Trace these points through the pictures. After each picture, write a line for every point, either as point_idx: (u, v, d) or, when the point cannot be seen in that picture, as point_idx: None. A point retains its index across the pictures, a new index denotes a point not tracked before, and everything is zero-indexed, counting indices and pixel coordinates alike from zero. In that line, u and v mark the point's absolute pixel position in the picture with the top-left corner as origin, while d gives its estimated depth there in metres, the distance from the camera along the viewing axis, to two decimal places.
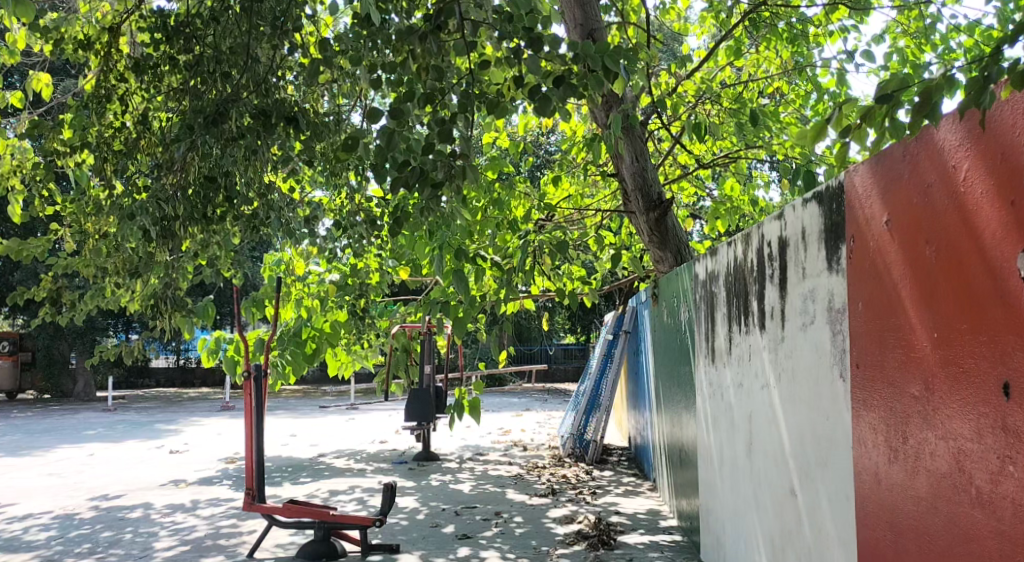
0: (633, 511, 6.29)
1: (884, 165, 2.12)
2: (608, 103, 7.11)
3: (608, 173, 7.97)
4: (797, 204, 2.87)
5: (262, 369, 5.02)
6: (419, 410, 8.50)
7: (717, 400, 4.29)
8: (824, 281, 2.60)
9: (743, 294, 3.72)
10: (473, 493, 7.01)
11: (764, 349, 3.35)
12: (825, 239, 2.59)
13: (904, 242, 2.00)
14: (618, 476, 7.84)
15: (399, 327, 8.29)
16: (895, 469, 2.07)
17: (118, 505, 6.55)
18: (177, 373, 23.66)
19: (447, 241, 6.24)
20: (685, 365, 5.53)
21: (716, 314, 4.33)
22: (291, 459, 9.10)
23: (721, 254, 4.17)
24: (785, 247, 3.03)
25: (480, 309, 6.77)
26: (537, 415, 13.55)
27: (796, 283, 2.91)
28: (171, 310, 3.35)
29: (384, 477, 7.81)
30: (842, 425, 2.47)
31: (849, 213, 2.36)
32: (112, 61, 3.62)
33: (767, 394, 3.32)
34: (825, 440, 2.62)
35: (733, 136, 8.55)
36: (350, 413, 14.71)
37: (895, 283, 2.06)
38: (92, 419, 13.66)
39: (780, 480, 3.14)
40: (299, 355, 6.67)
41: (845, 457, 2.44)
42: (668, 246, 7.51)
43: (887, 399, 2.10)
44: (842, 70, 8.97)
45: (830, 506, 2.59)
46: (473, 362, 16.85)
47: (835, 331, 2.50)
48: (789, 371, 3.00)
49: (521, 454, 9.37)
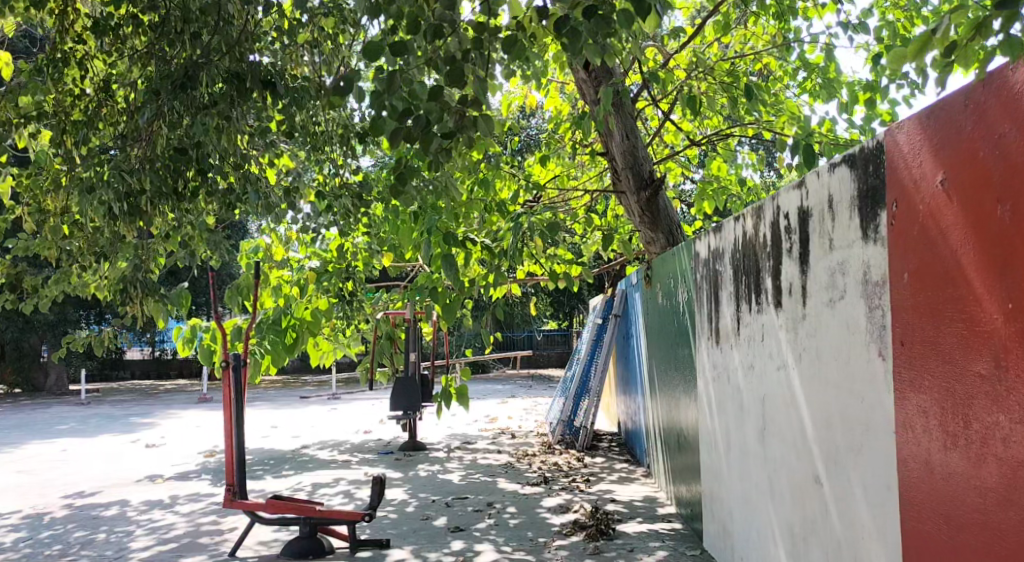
0: (629, 498, 6.09)
1: (940, 120, 1.92)
2: (595, 74, 6.89)
3: (597, 152, 7.74)
4: (822, 169, 2.66)
5: (241, 357, 4.74)
6: (405, 399, 8.31)
7: (722, 383, 4.09)
8: (857, 252, 2.39)
9: (753, 271, 3.51)
10: (463, 483, 6.78)
11: (781, 328, 3.15)
12: (859, 204, 2.38)
13: (968, 204, 1.82)
14: (610, 462, 7.65)
15: (383, 313, 8.03)
16: (954, 456, 1.89)
17: (91, 503, 6.25)
18: (153, 365, 23.25)
19: (436, 223, 6.01)
20: (683, 347, 5.32)
21: (720, 294, 4.13)
22: (272, 451, 8.83)
23: (726, 229, 3.96)
24: (807, 218, 2.81)
25: (467, 295, 6.53)
26: (522, 402, 13.36)
27: (820, 256, 2.70)
28: (142, 294, 3.11)
29: (369, 468, 7.57)
30: (880, 409, 2.26)
31: (890, 174, 2.16)
32: (68, 21, 3.38)
33: (784, 375, 3.11)
34: (859, 424, 2.41)
35: (721, 113, 8.37)
36: (332, 403, 14.45)
37: (953, 251, 1.88)
38: (65, 414, 13.26)
39: (800, 467, 2.95)
40: (279, 344, 6.37)
41: (883, 443, 2.25)
42: (660, 226, 7.28)
43: (942, 379, 1.92)
44: (831, 45, 8.79)
45: (865, 497, 2.39)
46: (455, 349, 16.62)
47: (872, 306, 2.29)
48: (811, 351, 2.80)
49: (509, 442, 9.16)
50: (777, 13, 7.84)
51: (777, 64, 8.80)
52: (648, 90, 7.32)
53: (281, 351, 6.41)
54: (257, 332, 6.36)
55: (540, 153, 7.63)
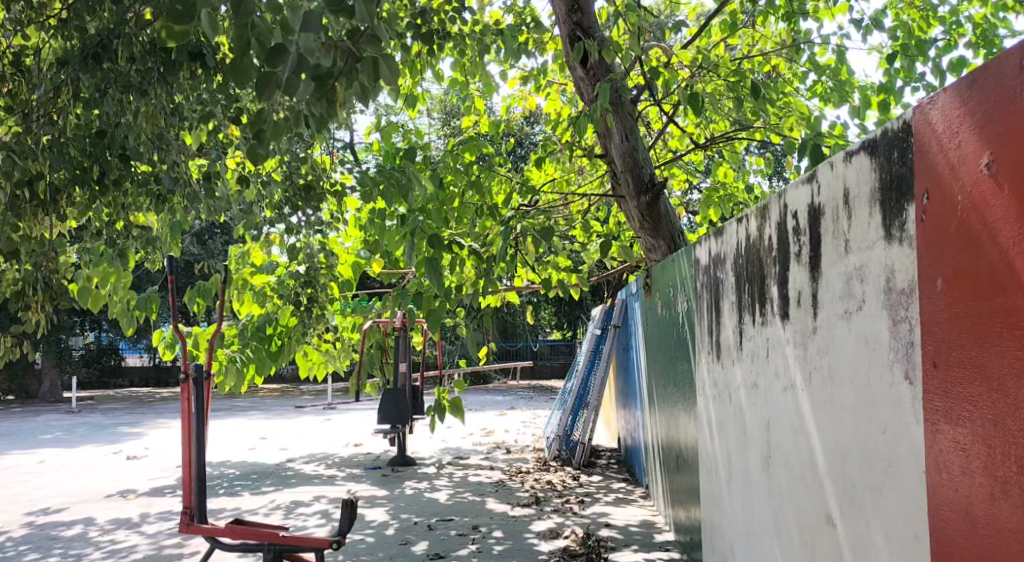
0: (625, 522, 5.71)
1: (987, 89, 1.56)
2: (592, 71, 6.54)
3: (596, 155, 7.39)
4: (836, 159, 2.29)
5: (203, 369, 4.39)
6: (394, 412, 8.05)
7: (724, 403, 3.71)
8: (878, 254, 2.02)
9: (758, 278, 3.14)
10: (449, 503, 6.41)
11: (787, 342, 2.77)
12: (880, 198, 2.00)
13: (1019, 192, 1.46)
14: (607, 481, 7.26)
15: (372, 322, 7.67)
16: (1003, 507, 1.52)
17: (54, 522, 5.91)
18: (151, 373, 23.05)
19: (420, 225, 5.70)
20: (682, 361, 4.94)
21: (722, 304, 3.75)
22: (256, 464, 8.47)
23: (729, 233, 3.59)
24: (819, 218, 2.44)
25: (456, 303, 6.15)
26: (522, 414, 12.99)
27: (834, 260, 2.32)
28: (40, 295, 3.20)
29: (354, 485, 7.21)
30: (906, 442, 1.88)
31: (920, 158, 1.79)
32: None
33: (790, 397, 2.74)
34: (881, 459, 2.03)
35: (727, 116, 8.02)
36: (327, 414, 14.11)
37: (1000, 251, 1.51)
38: (52, 423, 12.97)
39: (810, 504, 2.56)
40: (263, 352, 6.28)
41: (910, 486, 1.87)
42: (661, 232, 6.90)
43: (990, 410, 1.55)
44: (843, 47, 8.45)
45: (888, 547, 2.00)
46: (455, 359, 16.28)
47: (896, 319, 1.92)
48: (823, 371, 2.43)
49: (504, 457, 8.78)
50: (786, 13, 7.49)
51: (785, 66, 8.45)
52: (649, 91, 6.97)
53: (266, 360, 6.33)
54: (239, 340, 6.27)
55: (537, 155, 7.29)
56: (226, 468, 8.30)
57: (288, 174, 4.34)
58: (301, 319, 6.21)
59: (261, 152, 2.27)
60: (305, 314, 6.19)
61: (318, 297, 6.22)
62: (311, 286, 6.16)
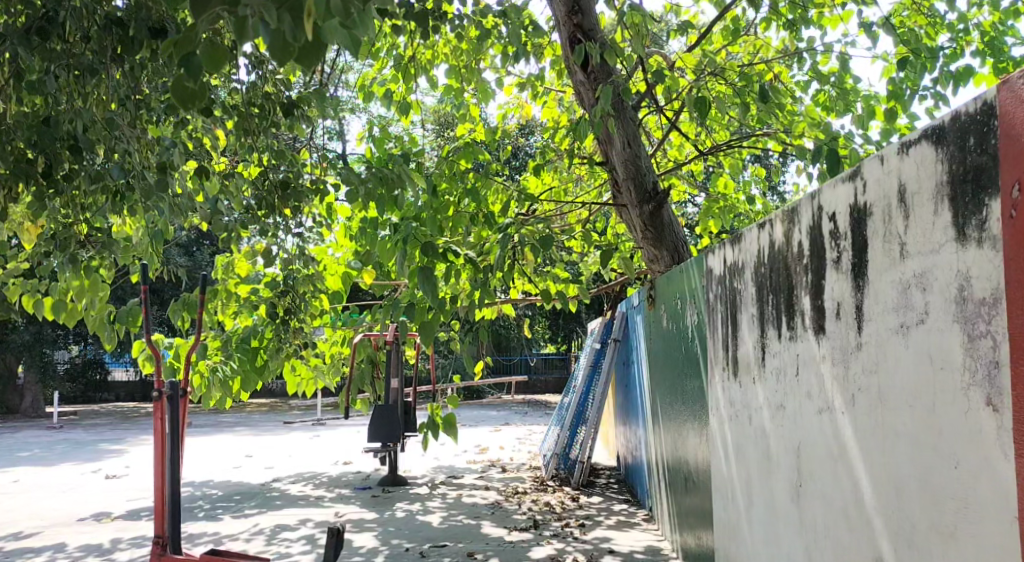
0: (629, 548, 5.40)
1: None
2: (593, 75, 6.24)
3: (597, 162, 7.11)
4: (888, 152, 2.01)
5: (177, 386, 4.08)
6: (385, 429, 7.72)
7: (742, 425, 3.43)
8: (947, 259, 1.74)
9: (784, 288, 2.86)
10: (443, 527, 6.10)
11: (823, 360, 2.49)
12: (950, 193, 1.73)
13: None
14: (608, 503, 6.95)
15: (363, 336, 7.37)
16: None
17: (24, 547, 5.60)
18: (138, 388, 22.72)
19: (413, 232, 5.40)
20: (692, 378, 4.64)
21: (739, 317, 3.47)
22: (241, 484, 8.16)
23: (748, 239, 3.31)
24: (864, 218, 2.16)
25: (452, 316, 5.84)
26: (516, 430, 12.68)
27: (885, 267, 2.04)
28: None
29: (343, 507, 6.89)
30: (989, 482, 1.61)
31: (1007, 142, 1.54)
32: None
33: (827, 420, 2.46)
34: (949, 499, 1.76)
35: (729, 125, 7.78)
36: (316, 430, 13.79)
37: None
38: (32, 439, 12.63)
39: (854, 542, 2.28)
40: (248, 366, 5.83)
41: (995, 531, 1.60)
42: (665, 243, 6.61)
43: None
44: (847, 54, 8.22)
45: None
46: (447, 374, 16.00)
47: (973, 334, 1.65)
48: (870, 393, 2.15)
49: (499, 476, 8.45)
50: (789, 19, 7.28)
51: (787, 74, 8.23)
52: (651, 98, 6.72)
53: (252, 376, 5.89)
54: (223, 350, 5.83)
55: (535, 163, 7.01)
56: (209, 488, 7.97)
57: (270, 176, 4.06)
58: (276, 332, 5.84)
59: (193, 91, 1.96)
60: (281, 327, 5.83)
61: (295, 309, 5.87)
62: (287, 297, 5.81)
